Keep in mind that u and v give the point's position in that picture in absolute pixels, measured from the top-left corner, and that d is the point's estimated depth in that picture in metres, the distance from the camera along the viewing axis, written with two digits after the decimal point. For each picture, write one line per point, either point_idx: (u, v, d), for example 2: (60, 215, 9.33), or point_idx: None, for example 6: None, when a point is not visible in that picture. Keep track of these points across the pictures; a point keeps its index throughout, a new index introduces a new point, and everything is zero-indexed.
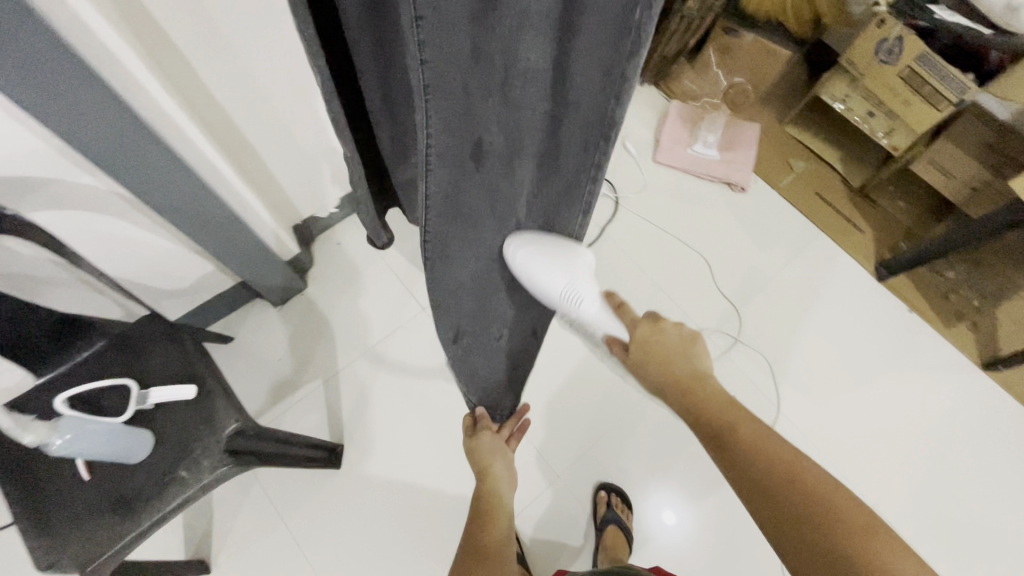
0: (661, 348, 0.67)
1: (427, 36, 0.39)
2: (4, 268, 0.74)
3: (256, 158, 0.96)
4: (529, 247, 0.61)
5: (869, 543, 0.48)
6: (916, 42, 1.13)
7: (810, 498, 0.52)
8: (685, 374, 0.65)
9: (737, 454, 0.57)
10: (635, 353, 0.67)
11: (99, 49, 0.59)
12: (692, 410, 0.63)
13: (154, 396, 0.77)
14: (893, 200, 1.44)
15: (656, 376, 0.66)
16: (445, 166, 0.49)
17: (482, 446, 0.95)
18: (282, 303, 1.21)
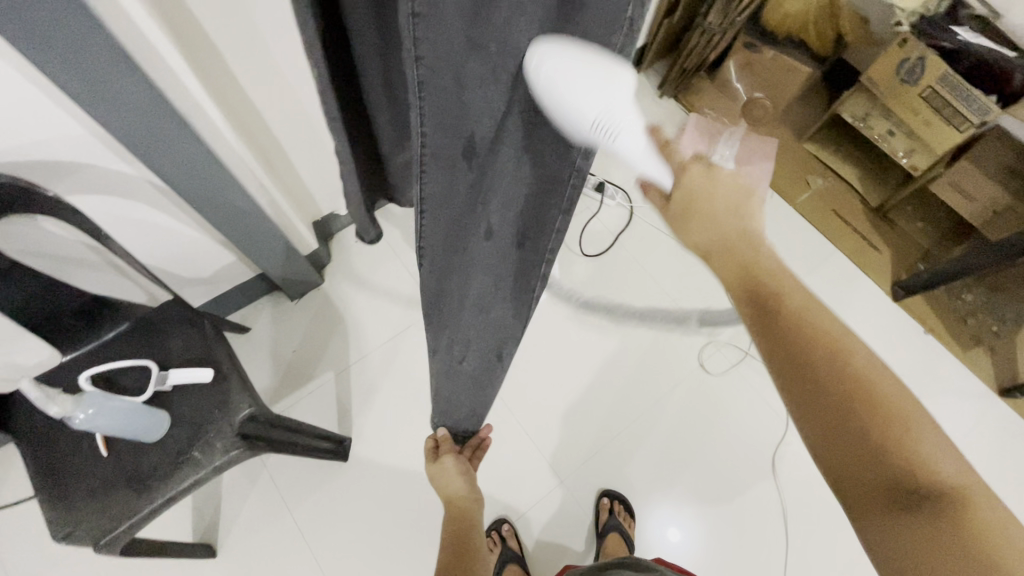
0: (708, 193, 0.48)
1: (422, 34, 0.35)
2: (39, 248, 0.77)
3: (281, 152, 0.99)
4: (555, 53, 0.33)
5: (908, 437, 0.38)
6: (938, 63, 1.13)
7: (863, 395, 0.39)
8: (730, 233, 0.47)
9: (778, 326, 0.43)
10: (675, 205, 0.49)
11: (143, 43, 0.62)
12: (735, 269, 0.46)
13: (173, 377, 0.80)
14: (911, 221, 1.43)
15: (694, 234, 0.48)
16: (438, 167, 0.46)
17: (443, 470, 0.89)
18: (299, 296, 1.23)
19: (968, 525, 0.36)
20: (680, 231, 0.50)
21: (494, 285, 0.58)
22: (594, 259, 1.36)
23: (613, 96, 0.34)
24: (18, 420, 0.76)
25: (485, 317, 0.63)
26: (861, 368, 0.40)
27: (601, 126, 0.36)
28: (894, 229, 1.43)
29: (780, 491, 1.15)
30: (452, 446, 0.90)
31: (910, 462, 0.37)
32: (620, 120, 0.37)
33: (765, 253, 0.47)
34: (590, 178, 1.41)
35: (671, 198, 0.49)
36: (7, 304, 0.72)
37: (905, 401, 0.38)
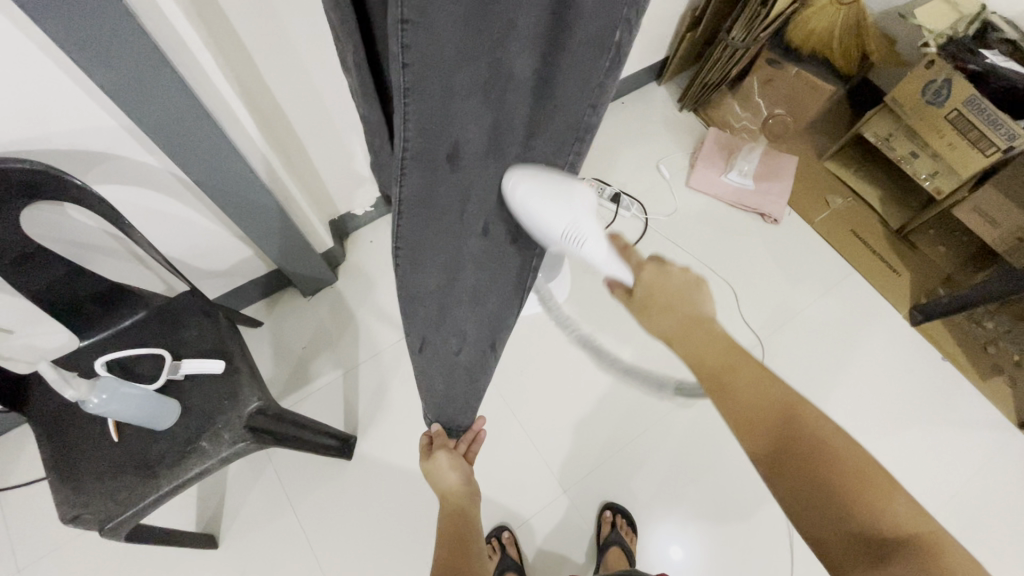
0: (664, 286, 0.56)
1: (413, 34, 0.32)
2: (64, 235, 0.79)
3: (302, 151, 1.01)
4: (528, 183, 0.46)
5: (865, 492, 0.44)
6: (964, 86, 1.12)
7: (828, 459, 0.45)
8: (688, 319, 0.55)
9: (745, 402, 0.50)
10: (639, 296, 0.56)
11: (174, 37, 0.64)
12: (694, 357, 0.53)
13: (185, 367, 0.81)
14: (932, 244, 1.40)
15: (659, 321, 0.56)
16: (422, 178, 0.41)
17: (437, 467, 0.86)
18: (313, 293, 1.25)
19: (943, 566, 0.40)
20: (644, 319, 0.57)
21: (482, 273, 0.57)
22: None
23: (576, 203, 0.48)
24: (34, 402, 0.78)
25: (478, 308, 0.62)
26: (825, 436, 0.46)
27: (567, 236, 0.49)
28: (914, 252, 1.41)
29: (787, 513, 1.13)
30: (445, 441, 0.88)
31: (877, 516, 0.43)
32: (582, 219, 0.49)
33: (718, 336, 0.53)
34: (606, 188, 1.41)
35: (635, 290, 0.56)
36: (30, 289, 0.74)
37: (864, 460, 0.45)
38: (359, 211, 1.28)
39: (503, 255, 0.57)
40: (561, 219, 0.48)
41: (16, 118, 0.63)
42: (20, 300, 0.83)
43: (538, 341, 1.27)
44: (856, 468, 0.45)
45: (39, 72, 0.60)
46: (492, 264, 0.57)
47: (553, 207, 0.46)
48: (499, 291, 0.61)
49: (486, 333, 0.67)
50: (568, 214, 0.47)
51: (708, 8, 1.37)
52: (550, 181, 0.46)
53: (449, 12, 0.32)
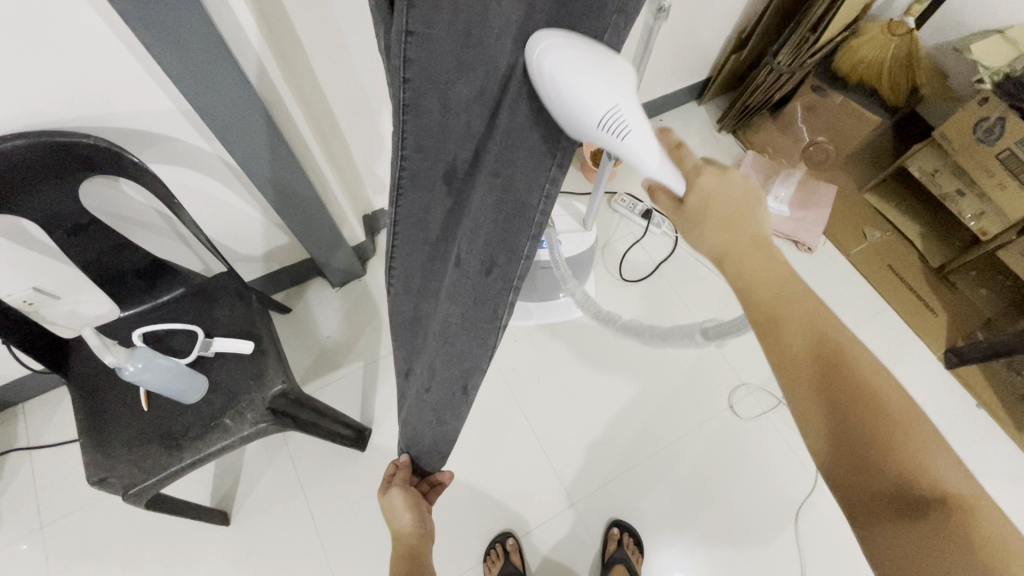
0: (721, 197, 0.47)
1: (414, 55, 0.34)
2: (117, 209, 0.83)
3: (343, 146, 1.03)
4: (559, 46, 0.31)
5: (907, 443, 0.40)
6: (1019, 125, 1.08)
7: (872, 407, 0.41)
8: (744, 240, 0.48)
9: (796, 341, 0.45)
10: (691, 207, 0.47)
11: (239, 32, 0.67)
12: (746, 283, 0.48)
13: (216, 344, 0.83)
14: (974, 285, 1.36)
15: (714, 237, 0.48)
16: (416, 188, 0.45)
17: (392, 505, 0.79)
18: (341, 285, 1.28)
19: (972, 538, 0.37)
20: (694, 236, 0.49)
21: (458, 310, 0.50)
22: (632, 285, 1.35)
23: (618, 88, 0.34)
24: (75, 365, 0.82)
25: (448, 348, 0.56)
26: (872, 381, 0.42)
27: (609, 124, 0.34)
28: (954, 292, 1.36)
29: (800, 548, 1.10)
30: (405, 477, 0.81)
31: (912, 474, 0.39)
32: (626, 110, 0.35)
33: (777, 260, 0.47)
34: (638, 204, 1.41)
35: (686, 203, 0.47)
36: (81, 257, 0.78)
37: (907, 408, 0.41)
38: None
39: (480, 305, 0.48)
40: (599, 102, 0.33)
41: (85, 95, 0.67)
42: (70, 267, 0.87)
43: (557, 350, 1.27)
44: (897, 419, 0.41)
45: (112, 55, 0.64)
46: (462, 303, 0.49)
47: (588, 84, 0.31)
48: (472, 342, 0.53)
49: (453, 383, 0.61)
50: (601, 109, 0.33)
51: (756, 31, 1.36)
52: (588, 54, 0.31)
53: (450, 31, 0.33)
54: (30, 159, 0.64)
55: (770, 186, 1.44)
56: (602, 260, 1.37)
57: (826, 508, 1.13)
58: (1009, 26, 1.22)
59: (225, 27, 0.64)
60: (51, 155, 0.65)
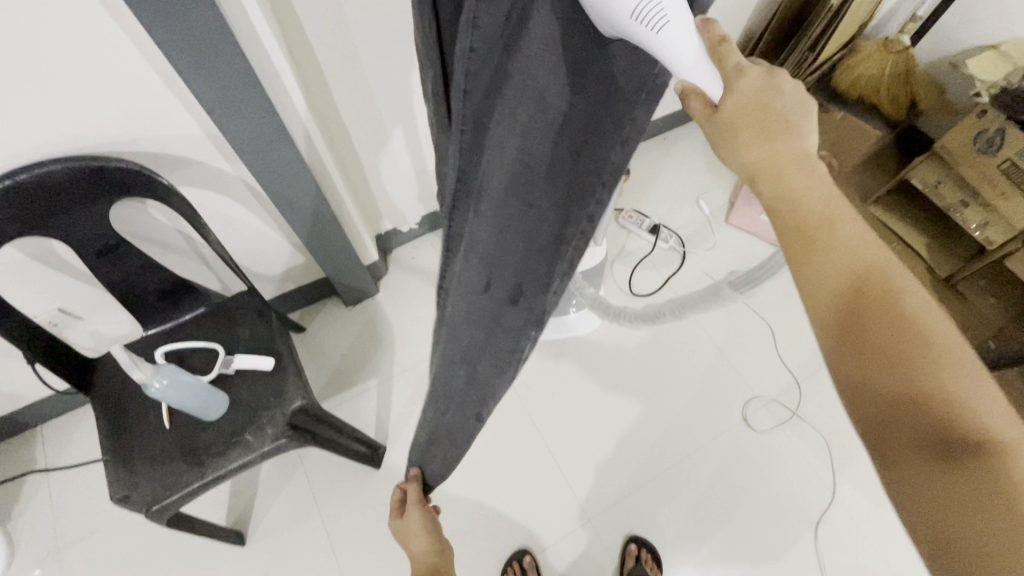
0: (768, 102, 0.37)
1: (473, 69, 0.34)
2: (143, 231, 0.86)
3: (359, 167, 1.06)
4: None
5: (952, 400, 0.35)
6: (1018, 136, 1.11)
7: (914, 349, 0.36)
8: (786, 155, 0.38)
9: (833, 267, 0.38)
10: (726, 117, 0.37)
11: (266, 59, 0.71)
12: (785, 200, 0.39)
13: (237, 362, 0.85)
14: (982, 295, 1.37)
15: (753, 152, 0.38)
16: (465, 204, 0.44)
17: (408, 527, 0.79)
18: (354, 303, 1.29)
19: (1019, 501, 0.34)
20: (725, 149, 0.39)
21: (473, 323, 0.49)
22: (642, 299, 1.36)
23: None
24: (98, 382, 0.84)
25: (471, 366, 0.54)
26: (909, 306, 0.37)
27: (642, 14, 0.28)
28: (964, 302, 1.37)
29: (821, 562, 1.09)
30: (418, 496, 0.81)
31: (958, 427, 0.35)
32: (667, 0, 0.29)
33: (821, 175, 0.38)
34: (645, 220, 1.43)
35: (724, 104, 0.36)
36: (108, 278, 0.80)
37: (946, 341, 0.36)
38: (404, 228, 1.32)
39: (504, 332, 0.47)
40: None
41: (118, 121, 0.70)
42: (96, 288, 0.89)
43: (570, 365, 1.28)
44: (936, 354, 0.36)
45: (145, 83, 0.67)
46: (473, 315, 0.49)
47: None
48: (495, 366, 0.51)
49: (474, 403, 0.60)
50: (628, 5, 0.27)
51: (756, 51, 1.40)
52: None
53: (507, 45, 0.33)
54: (64, 182, 0.67)
55: None
56: (612, 275, 1.39)
57: (845, 522, 1.12)
58: (1004, 41, 1.26)
59: (250, 51, 0.67)
60: (84, 178, 0.68)
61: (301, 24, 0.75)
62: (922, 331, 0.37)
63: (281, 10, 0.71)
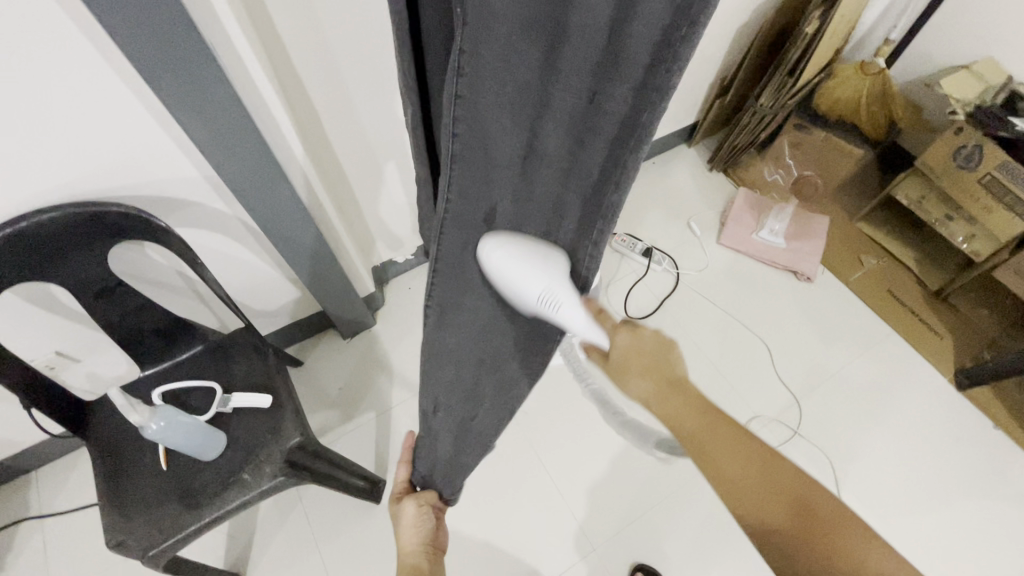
0: (636, 348, 0.55)
1: (462, 114, 0.40)
2: (141, 272, 0.87)
3: (354, 201, 1.08)
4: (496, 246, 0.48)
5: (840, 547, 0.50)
6: (996, 151, 1.15)
7: (803, 511, 0.51)
8: (665, 381, 0.54)
9: (730, 470, 0.52)
10: (615, 361, 0.55)
11: (259, 102, 0.73)
12: (676, 424, 0.53)
13: (235, 400, 0.85)
14: (973, 306, 1.38)
15: (642, 387, 0.54)
16: (456, 228, 0.50)
17: (401, 518, 0.78)
18: (351, 335, 1.30)
19: None
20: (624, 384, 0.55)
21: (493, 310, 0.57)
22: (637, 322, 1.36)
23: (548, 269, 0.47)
24: (94, 426, 0.83)
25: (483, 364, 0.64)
26: (787, 477, 0.53)
27: (545, 300, 0.47)
28: (955, 313, 1.38)
29: None
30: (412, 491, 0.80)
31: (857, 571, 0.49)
32: (556, 288, 0.47)
33: (694, 397, 0.54)
34: (638, 243, 1.45)
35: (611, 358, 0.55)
36: (105, 320, 0.80)
37: (813, 497, 0.52)
38: (399, 259, 1.33)
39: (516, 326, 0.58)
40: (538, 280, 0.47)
41: (117, 167, 0.72)
42: (92, 330, 0.89)
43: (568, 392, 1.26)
44: (809, 510, 0.51)
45: (142, 129, 0.69)
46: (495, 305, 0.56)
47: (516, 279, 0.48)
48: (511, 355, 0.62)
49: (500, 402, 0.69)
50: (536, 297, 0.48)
51: (738, 76, 1.44)
52: (527, 249, 0.48)
53: (498, 95, 0.39)
54: (63, 228, 0.68)
55: (763, 220, 1.49)
56: (606, 299, 1.40)
57: None
58: (976, 60, 1.30)
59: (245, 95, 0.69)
60: (83, 224, 0.70)
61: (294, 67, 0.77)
62: (791, 485, 0.53)
63: (276, 55, 0.74)
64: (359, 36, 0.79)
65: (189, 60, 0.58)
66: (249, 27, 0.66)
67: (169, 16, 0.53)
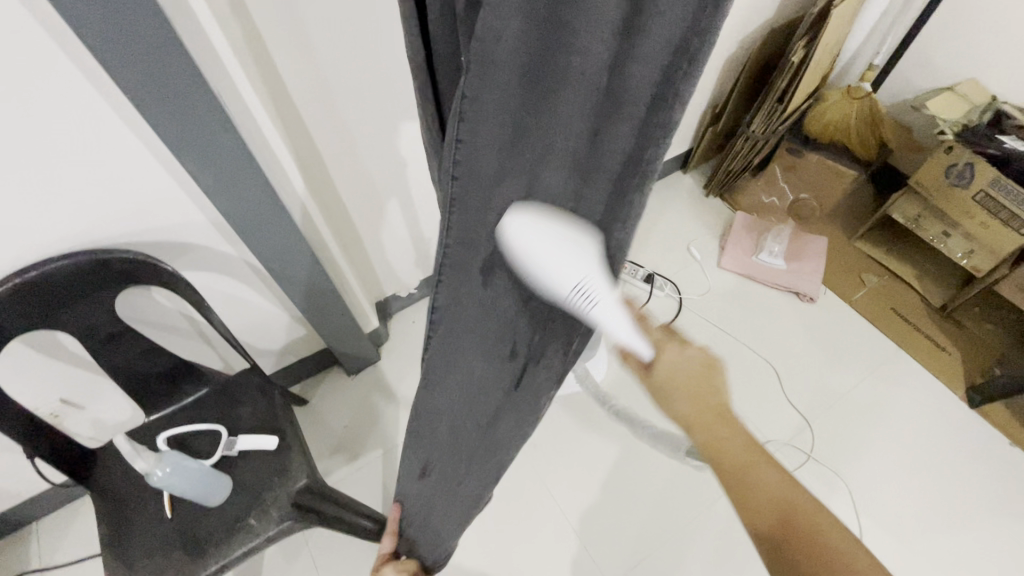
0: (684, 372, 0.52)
1: (461, 157, 0.41)
2: (147, 316, 0.87)
3: (357, 237, 1.09)
4: (525, 221, 0.41)
5: None
6: (987, 169, 1.16)
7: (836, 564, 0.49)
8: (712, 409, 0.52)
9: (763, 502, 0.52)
10: (658, 378, 0.52)
11: (263, 144, 0.74)
12: (716, 451, 0.52)
13: (241, 443, 0.84)
14: (979, 322, 1.38)
15: (683, 408, 0.52)
16: (454, 275, 0.50)
17: None
18: (356, 372, 1.29)
19: None
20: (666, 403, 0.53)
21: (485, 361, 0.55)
22: None
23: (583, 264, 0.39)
24: (99, 474, 0.82)
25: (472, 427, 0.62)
26: (822, 529, 0.51)
27: (579, 294, 0.40)
28: (960, 328, 1.38)
29: None
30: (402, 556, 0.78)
31: None
32: (596, 281, 0.40)
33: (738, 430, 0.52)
34: (639, 269, 1.46)
35: (654, 370, 0.51)
36: (111, 365, 0.80)
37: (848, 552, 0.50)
38: (403, 293, 1.34)
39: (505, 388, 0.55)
40: (571, 269, 0.40)
41: (124, 212, 0.73)
42: (97, 375, 0.89)
43: (576, 422, 1.25)
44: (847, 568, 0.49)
45: (148, 175, 0.71)
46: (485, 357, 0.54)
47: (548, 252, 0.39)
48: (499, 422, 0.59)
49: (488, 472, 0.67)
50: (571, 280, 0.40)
51: (728, 104, 1.48)
52: (556, 224, 0.40)
53: (495, 137, 0.40)
54: (71, 275, 0.69)
55: (762, 242, 1.50)
56: None
57: None
58: (960, 82, 1.34)
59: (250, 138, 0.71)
60: (90, 272, 0.70)
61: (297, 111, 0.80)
62: (823, 530, 0.51)
63: (281, 99, 0.76)
64: (361, 79, 0.82)
65: (197, 106, 0.60)
66: (254, 74, 0.69)
67: (175, 64, 0.56)
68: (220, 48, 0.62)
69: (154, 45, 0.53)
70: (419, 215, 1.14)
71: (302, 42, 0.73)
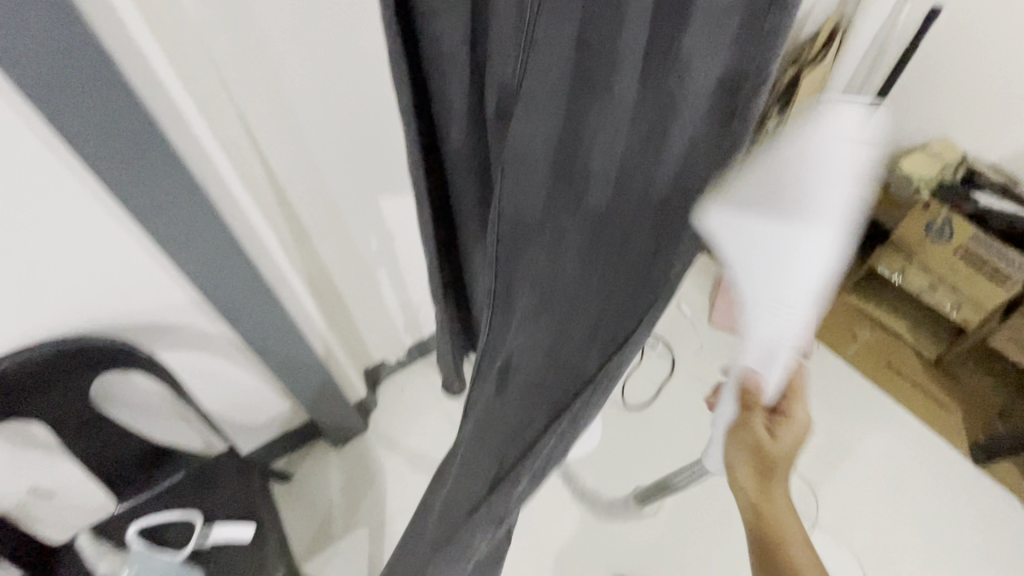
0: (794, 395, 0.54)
1: (517, 148, 0.43)
2: (123, 397, 0.85)
3: (345, 308, 1.09)
4: (837, 127, 0.35)
5: None
6: (965, 225, 1.20)
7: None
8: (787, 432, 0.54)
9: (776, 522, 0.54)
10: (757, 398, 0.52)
11: (247, 226, 0.75)
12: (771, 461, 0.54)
13: (214, 535, 0.79)
14: (975, 375, 1.36)
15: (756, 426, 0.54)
16: (514, 265, 0.50)
17: None
18: (343, 444, 1.24)
19: None
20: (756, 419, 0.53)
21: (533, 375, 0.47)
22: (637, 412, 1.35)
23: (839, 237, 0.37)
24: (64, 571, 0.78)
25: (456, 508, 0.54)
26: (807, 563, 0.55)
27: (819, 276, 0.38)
28: (957, 382, 1.36)
29: None
30: None
31: None
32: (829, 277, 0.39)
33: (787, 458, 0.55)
34: None
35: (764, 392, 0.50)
36: (83, 454, 0.77)
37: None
38: (392, 359, 1.31)
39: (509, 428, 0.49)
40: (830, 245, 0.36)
41: (103, 295, 0.72)
42: (66, 462, 0.85)
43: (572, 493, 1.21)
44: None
45: (128, 257, 0.70)
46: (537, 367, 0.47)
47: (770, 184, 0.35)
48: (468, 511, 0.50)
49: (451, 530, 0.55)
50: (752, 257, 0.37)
51: None
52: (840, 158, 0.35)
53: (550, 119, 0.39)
54: (45, 363, 0.68)
55: None
56: None
57: None
58: (929, 141, 1.39)
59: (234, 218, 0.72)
60: (65, 361, 0.69)
61: (283, 189, 0.81)
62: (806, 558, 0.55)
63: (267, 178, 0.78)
64: (348, 152, 0.84)
65: (175, 192, 0.61)
66: (238, 154, 0.71)
67: (148, 146, 0.56)
68: (204, 138, 0.64)
69: (132, 136, 0.55)
70: (407, 282, 1.14)
71: (288, 125, 0.75)
